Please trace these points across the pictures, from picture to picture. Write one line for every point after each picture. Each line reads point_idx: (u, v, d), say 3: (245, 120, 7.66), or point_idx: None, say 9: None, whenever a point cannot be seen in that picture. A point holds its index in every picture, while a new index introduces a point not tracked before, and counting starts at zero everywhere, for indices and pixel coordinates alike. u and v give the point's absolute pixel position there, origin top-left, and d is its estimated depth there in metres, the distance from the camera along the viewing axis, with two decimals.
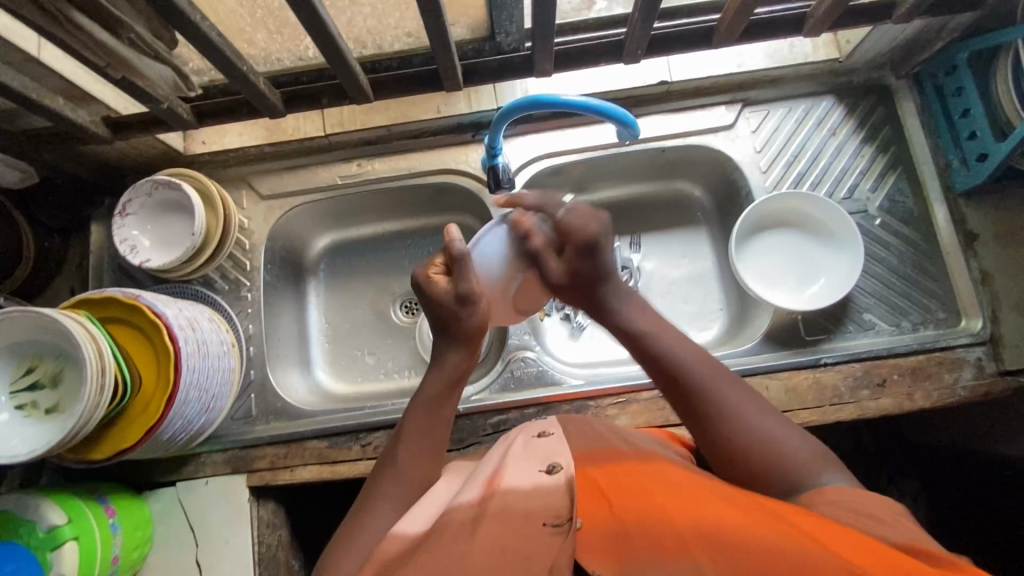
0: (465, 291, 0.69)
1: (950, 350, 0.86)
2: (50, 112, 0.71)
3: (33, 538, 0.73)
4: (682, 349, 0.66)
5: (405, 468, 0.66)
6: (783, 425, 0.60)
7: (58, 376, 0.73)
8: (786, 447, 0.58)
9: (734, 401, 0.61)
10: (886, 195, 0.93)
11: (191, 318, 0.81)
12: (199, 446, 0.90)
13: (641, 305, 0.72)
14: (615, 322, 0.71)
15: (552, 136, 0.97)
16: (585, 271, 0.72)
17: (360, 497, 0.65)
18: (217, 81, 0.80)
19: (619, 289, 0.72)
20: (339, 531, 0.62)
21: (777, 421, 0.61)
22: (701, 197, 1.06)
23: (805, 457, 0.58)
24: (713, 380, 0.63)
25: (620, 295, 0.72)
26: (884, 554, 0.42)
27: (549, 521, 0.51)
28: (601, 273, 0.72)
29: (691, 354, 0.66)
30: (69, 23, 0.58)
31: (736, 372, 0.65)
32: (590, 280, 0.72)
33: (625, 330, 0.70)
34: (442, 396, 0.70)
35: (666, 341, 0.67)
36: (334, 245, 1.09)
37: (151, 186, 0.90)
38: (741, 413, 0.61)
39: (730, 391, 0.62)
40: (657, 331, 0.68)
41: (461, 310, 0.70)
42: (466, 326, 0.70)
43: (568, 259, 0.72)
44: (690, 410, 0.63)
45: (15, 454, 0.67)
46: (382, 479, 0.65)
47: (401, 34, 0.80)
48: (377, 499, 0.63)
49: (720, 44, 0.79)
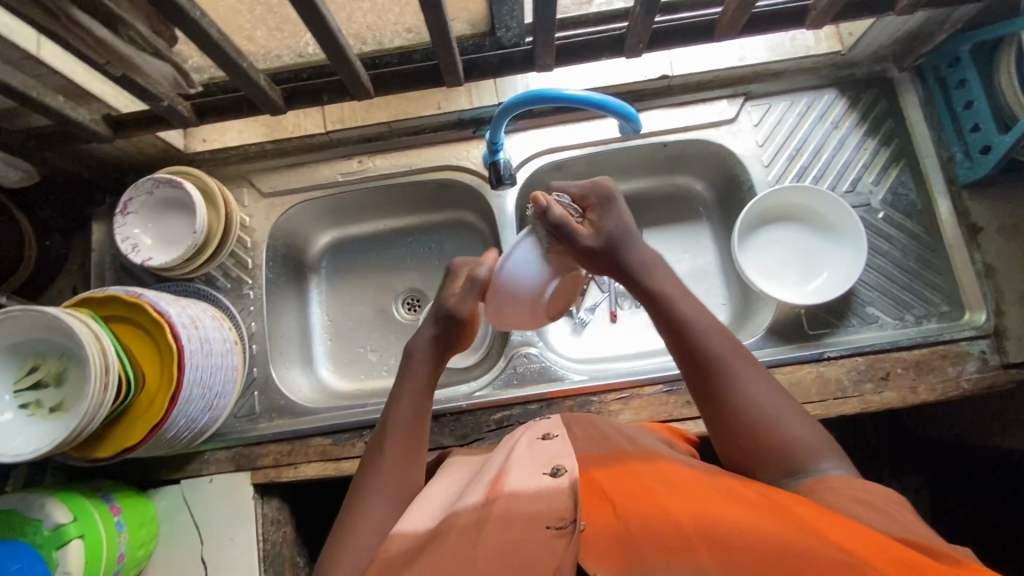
0: (467, 313, 0.72)
1: (954, 343, 0.86)
2: (50, 110, 0.71)
3: (38, 536, 0.72)
4: (700, 320, 0.65)
5: (399, 463, 0.65)
6: (791, 408, 0.60)
7: (62, 373, 0.73)
8: (789, 430, 0.58)
9: (745, 378, 0.61)
10: (888, 188, 0.93)
11: (194, 317, 0.81)
12: (203, 444, 0.90)
13: (665, 271, 0.71)
14: (637, 287, 0.70)
15: (552, 131, 0.97)
16: (610, 228, 0.72)
17: (348, 501, 0.64)
18: (216, 79, 0.79)
19: (643, 254, 0.71)
20: (333, 533, 0.62)
21: (792, 409, 0.60)
22: (702, 191, 1.06)
23: (807, 442, 0.58)
24: (727, 353, 0.62)
25: (644, 261, 0.71)
26: (891, 550, 0.42)
27: (552, 524, 0.51)
28: (620, 238, 0.71)
29: (708, 323, 0.65)
30: (69, 19, 0.58)
31: (749, 350, 0.64)
32: (616, 240, 0.71)
33: (647, 296, 0.69)
34: (424, 387, 0.71)
35: (686, 308, 0.66)
36: (335, 243, 1.09)
37: (152, 185, 0.90)
38: (750, 391, 0.60)
39: (741, 368, 0.62)
40: (676, 298, 0.67)
41: (450, 327, 0.73)
42: (445, 341, 0.73)
43: (590, 219, 0.73)
44: (700, 383, 0.63)
45: (20, 453, 0.67)
46: (374, 478, 0.65)
47: (401, 30, 0.80)
48: (368, 499, 0.63)
49: (723, 37, 0.79)
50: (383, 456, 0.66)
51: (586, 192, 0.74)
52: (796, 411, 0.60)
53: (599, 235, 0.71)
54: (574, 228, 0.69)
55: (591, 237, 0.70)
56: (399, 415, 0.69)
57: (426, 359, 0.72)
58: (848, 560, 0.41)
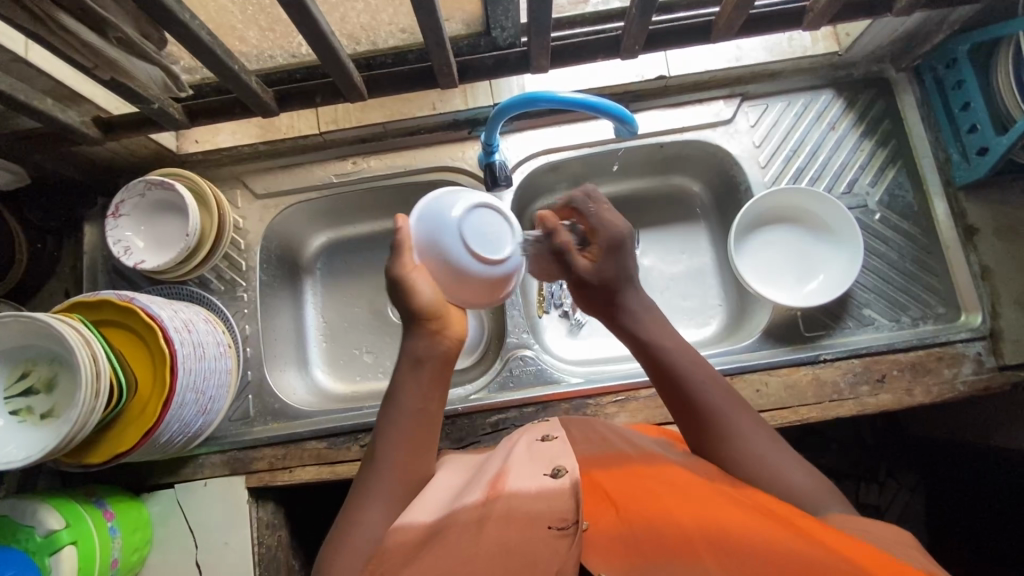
0: (405, 275, 0.61)
1: (950, 345, 0.86)
2: (38, 113, 0.70)
3: (31, 543, 0.72)
4: (696, 376, 0.64)
5: (395, 456, 0.62)
6: (787, 458, 0.60)
7: (53, 380, 0.72)
8: (791, 479, 0.58)
9: (743, 430, 0.61)
10: (885, 190, 0.92)
11: (187, 320, 0.81)
12: (197, 447, 0.89)
13: (661, 320, 0.69)
14: (631, 333, 0.68)
15: (549, 132, 0.96)
16: (611, 269, 0.67)
17: (349, 499, 0.62)
18: (208, 80, 0.79)
19: (637, 296, 0.69)
20: (332, 534, 0.60)
21: (789, 460, 0.60)
22: (699, 192, 1.06)
23: (808, 488, 0.57)
24: (726, 406, 0.63)
25: (640, 308, 0.69)
26: (885, 559, 0.43)
27: (554, 525, 0.51)
28: (621, 277, 0.68)
29: (706, 374, 0.65)
30: (56, 23, 0.57)
31: (744, 397, 0.65)
32: (614, 280, 0.67)
33: (642, 347, 0.67)
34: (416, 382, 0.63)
35: (682, 359, 0.65)
36: (330, 244, 1.08)
37: (144, 186, 0.88)
38: (749, 440, 0.61)
39: (739, 419, 0.62)
40: (673, 348, 0.66)
41: (394, 292, 0.63)
42: (403, 311, 0.63)
43: (594, 254, 0.68)
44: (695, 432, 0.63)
45: (10, 460, 0.66)
46: (372, 480, 0.61)
47: (395, 30, 0.79)
48: (370, 498, 0.60)
49: (720, 38, 0.78)
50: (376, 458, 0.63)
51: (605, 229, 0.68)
52: (792, 459, 0.60)
53: (596, 271, 0.67)
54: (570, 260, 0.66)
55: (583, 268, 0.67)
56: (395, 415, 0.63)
57: (413, 352, 0.63)
58: (844, 565, 0.42)
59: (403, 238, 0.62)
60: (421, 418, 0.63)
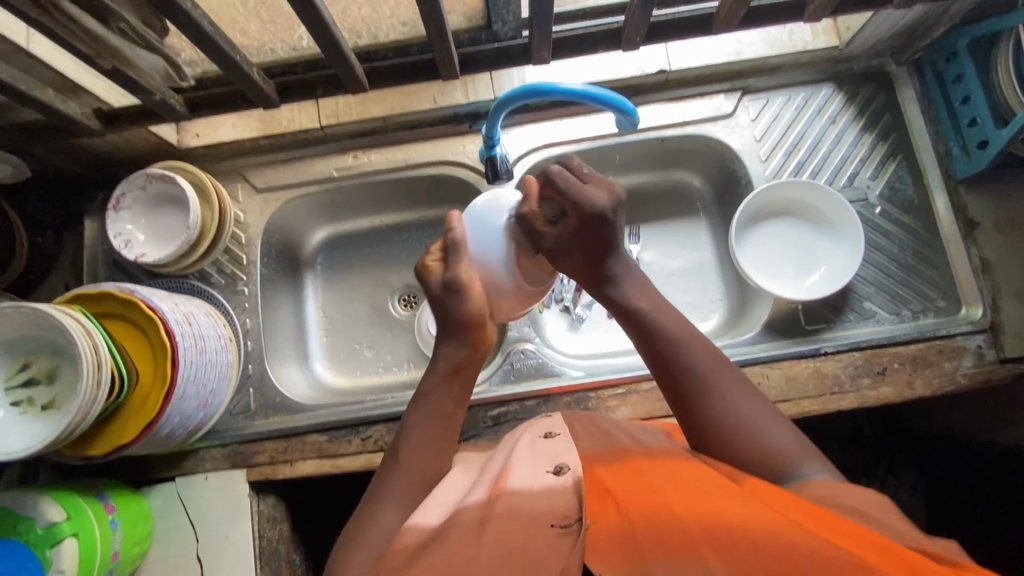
0: (455, 277, 0.65)
1: (951, 338, 0.86)
2: (40, 104, 0.70)
3: (32, 535, 0.72)
4: (680, 338, 0.65)
5: (415, 457, 0.65)
6: (771, 419, 0.61)
7: (54, 371, 0.72)
8: (769, 437, 0.60)
9: (725, 388, 0.62)
10: (885, 183, 0.93)
11: (188, 313, 0.81)
12: (198, 441, 0.89)
13: (643, 284, 0.70)
14: (613, 299, 0.69)
15: (550, 127, 0.96)
16: (587, 243, 0.66)
17: (367, 497, 0.64)
18: (209, 73, 0.79)
19: (622, 265, 0.69)
20: (345, 533, 0.61)
21: (772, 420, 0.61)
22: (700, 186, 1.06)
23: (788, 449, 0.59)
24: (709, 366, 0.63)
25: (622, 271, 0.69)
26: (888, 547, 0.43)
27: (556, 523, 0.52)
28: (603, 244, 0.67)
29: (688, 336, 0.65)
30: (58, 11, 0.57)
31: (729, 360, 0.65)
32: (596, 246, 0.67)
33: (623, 310, 0.68)
34: (441, 387, 0.68)
35: (665, 321, 0.66)
36: (331, 238, 1.08)
37: (144, 180, 0.88)
38: (732, 399, 0.61)
39: (722, 379, 0.63)
40: (656, 311, 0.67)
41: (448, 295, 0.66)
42: (455, 314, 0.66)
43: (566, 228, 0.65)
44: (676, 395, 0.64)
45: (12, 450, 0.66)
46: (391, 479, 0.64)
47: (397, 24, 0.80)
48: (384, 498, 0.62)
49: (721, 30, 0.78)
50: (400, 458, 0.65)
51: (582, 202, 0.64)
52: (775, 420, 0.61)
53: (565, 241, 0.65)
54: (540, 231, 0.65)
55: (558, 233, 0.65)
56: (424, 416, 0.67)
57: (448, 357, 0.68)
58: (847, 557, 0.41)
59: (459, 237, 0.66)
60: (448, 421, 0.68)
